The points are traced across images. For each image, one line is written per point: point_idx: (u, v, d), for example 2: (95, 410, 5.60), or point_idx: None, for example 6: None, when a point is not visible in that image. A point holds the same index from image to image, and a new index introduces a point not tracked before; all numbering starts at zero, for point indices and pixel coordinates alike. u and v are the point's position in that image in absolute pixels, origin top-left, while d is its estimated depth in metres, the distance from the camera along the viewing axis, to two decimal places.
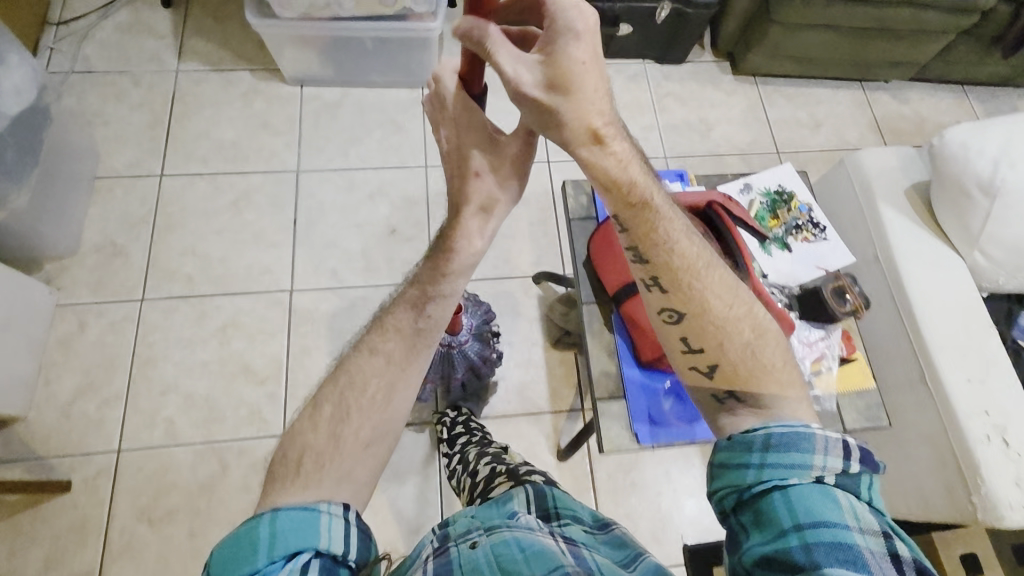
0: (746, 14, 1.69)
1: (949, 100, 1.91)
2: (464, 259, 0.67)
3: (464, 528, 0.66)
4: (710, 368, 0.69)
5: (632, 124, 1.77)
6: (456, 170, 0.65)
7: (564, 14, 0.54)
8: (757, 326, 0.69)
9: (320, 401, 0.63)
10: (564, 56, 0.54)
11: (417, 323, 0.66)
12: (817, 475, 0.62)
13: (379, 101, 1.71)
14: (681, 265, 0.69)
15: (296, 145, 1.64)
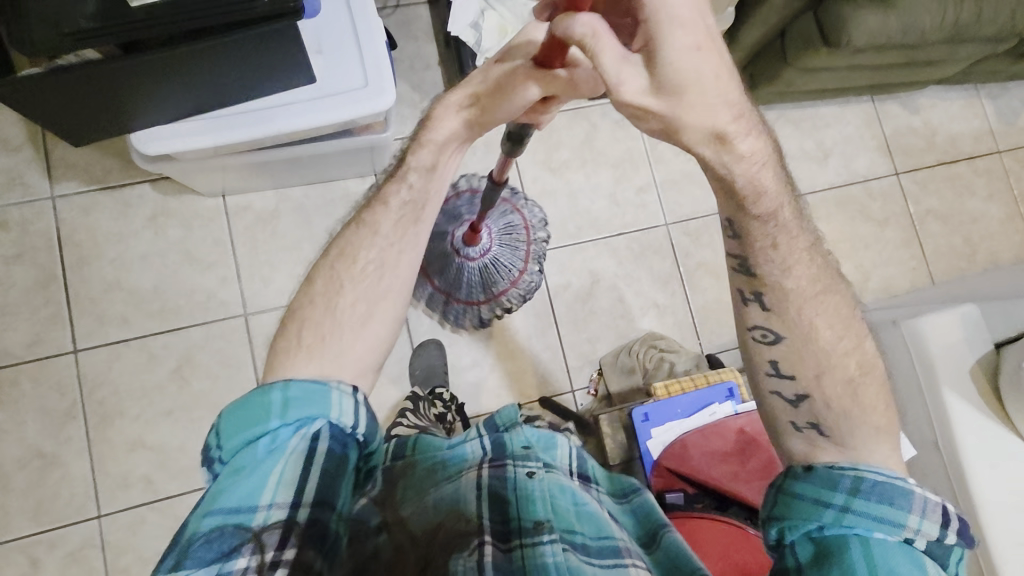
0: (757, 46, 1.37)
1: (961, 102, 1.72)
2: (455, 168, 0.77)
3: (524, 449, 0.73)
4: (799, 398, 0.68)
5: (626, 186, 1.52)
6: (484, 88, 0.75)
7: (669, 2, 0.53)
8: (860, 399, 0.66)
9: (314, 276, 0.73)
10: (670, 50, 0.53)
11: (411, 196, 0.75)
12: (908, 536, 0.59)
13: (325, 202, 1.39)
14: (797, 301, 0.66)
15: (232, 280, 1.33)
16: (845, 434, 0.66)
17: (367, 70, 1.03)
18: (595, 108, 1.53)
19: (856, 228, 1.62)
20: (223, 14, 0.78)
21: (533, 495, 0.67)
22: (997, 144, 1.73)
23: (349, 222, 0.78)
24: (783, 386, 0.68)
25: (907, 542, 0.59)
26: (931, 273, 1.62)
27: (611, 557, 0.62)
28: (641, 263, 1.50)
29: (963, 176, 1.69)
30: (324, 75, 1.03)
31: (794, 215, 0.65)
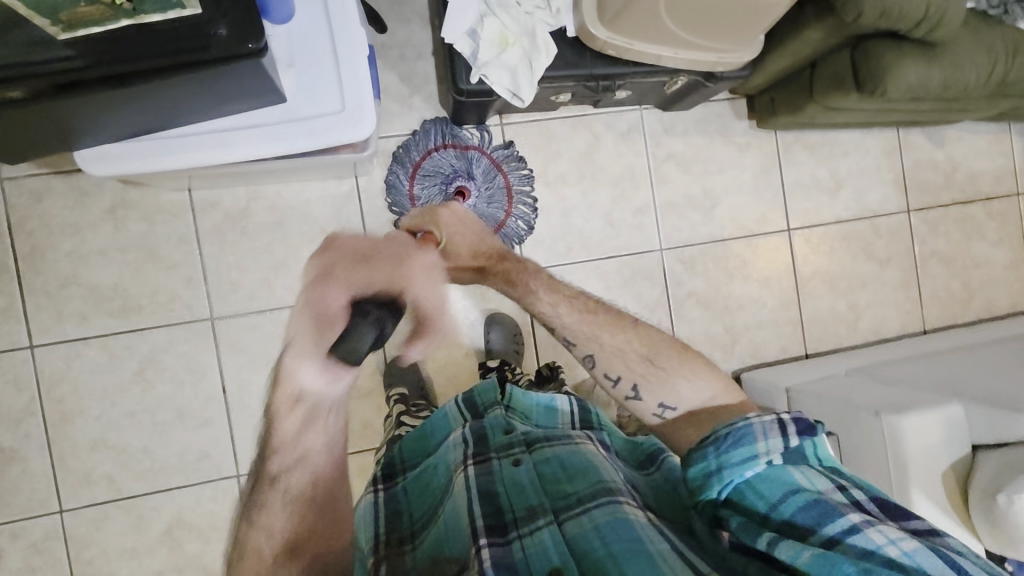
0: (784, 72, 1.25)
1: (987, 137, 1.62)
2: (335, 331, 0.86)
3: (503, 442, 0.84)
4: (625, 386, 0.89)
5: (624, 206, 1.44)
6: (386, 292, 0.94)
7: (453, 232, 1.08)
8: (649, 356, 0.89)
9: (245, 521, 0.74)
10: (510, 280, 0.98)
11: (298, 424, 0.79)
12: (766, 457, 0.69)
13: (301, 202, 1.30)
14: (568, 321, 0.93)
15: (199, 280, 1.27)
16: (680, 397, 0.86)
17: (346, 93, 0.92)
18: (600, 118, 1.42)
19: (858, 267, 1.55)
20: (169, 56, 0.70)
21: (522, 481, 0.76)
22: (1016, 186, 1.65)
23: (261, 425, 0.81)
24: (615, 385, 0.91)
25: (771, 464, 0.69)
26: (925, 318, 1.58)
27: (605, 497, 0.70)
28: (629, 289, 1.45)
29: (975, 218, 1.62)
30: (297, 94, 0.92)
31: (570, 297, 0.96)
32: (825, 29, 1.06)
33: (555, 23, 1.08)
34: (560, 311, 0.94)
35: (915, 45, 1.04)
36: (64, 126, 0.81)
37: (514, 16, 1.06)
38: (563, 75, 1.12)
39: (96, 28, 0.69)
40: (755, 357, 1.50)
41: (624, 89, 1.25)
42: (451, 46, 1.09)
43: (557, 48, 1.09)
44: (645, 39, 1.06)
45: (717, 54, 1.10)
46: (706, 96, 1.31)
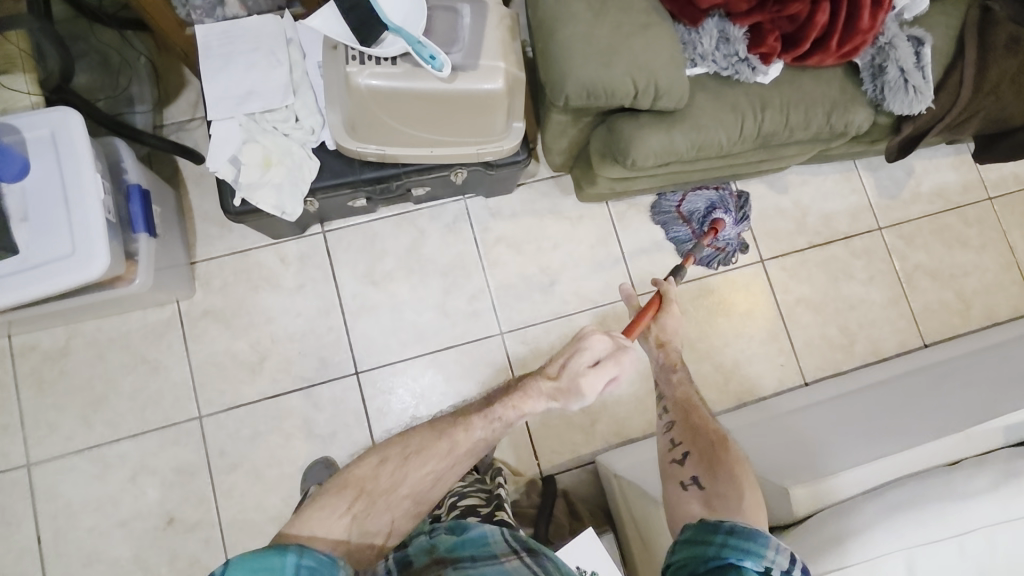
0: (569, 150, 1.26)
1: (834, 177, 1.61)
2: (519, 412, 0.84)
3: (423, 563, 0.73)
4: (679, 449, 0.88)
5: (457, 294, 1.44)
6: (568, 351, 0.85)
7: (591, 345, 0.83)
8: (720, 442, 0.88)
9: (386, 456, 0.81)
10: (572, 364, 0.83)
11: (497, 419, 0.83)
12: (767, 567, 0.69)
13: (122, 334, 1.32)
14: (677, 398, 0.94)
15: (16, 426, 1.26)
16: (711, 475, 0.83)
17: (77, 238, 0.95)
18: (423, 213, 1.46)
19: (717, 325, 1.50)
20: None
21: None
22: (877, 221, 1.61)
23: (440, 419, 0.86)
24: (675, 448, 0.89)
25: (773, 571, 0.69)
26: (801, 369, 1.50)
27: None
28: (473, 378, 1.41)
29: (838, 258, 1.57)
30: (29, 245, 0.94)
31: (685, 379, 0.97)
32: (565, 111, 1.08)
33: (314, 139, 1.13)
34: (677, 394, 0.95)
35: (652, 115, 1.05)
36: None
37: (272, 139, 1.13)
38: (334, 185, 1.15)
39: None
40: (619, 434, 1.41)
41: (420, 187, 1.30)
42: (217, 174, 1.12)
43: (319, 162, 1.14)
44: (390, 143, 1.08)
45: (475, 146, 1.12)
46: (504, 183, 1.33)
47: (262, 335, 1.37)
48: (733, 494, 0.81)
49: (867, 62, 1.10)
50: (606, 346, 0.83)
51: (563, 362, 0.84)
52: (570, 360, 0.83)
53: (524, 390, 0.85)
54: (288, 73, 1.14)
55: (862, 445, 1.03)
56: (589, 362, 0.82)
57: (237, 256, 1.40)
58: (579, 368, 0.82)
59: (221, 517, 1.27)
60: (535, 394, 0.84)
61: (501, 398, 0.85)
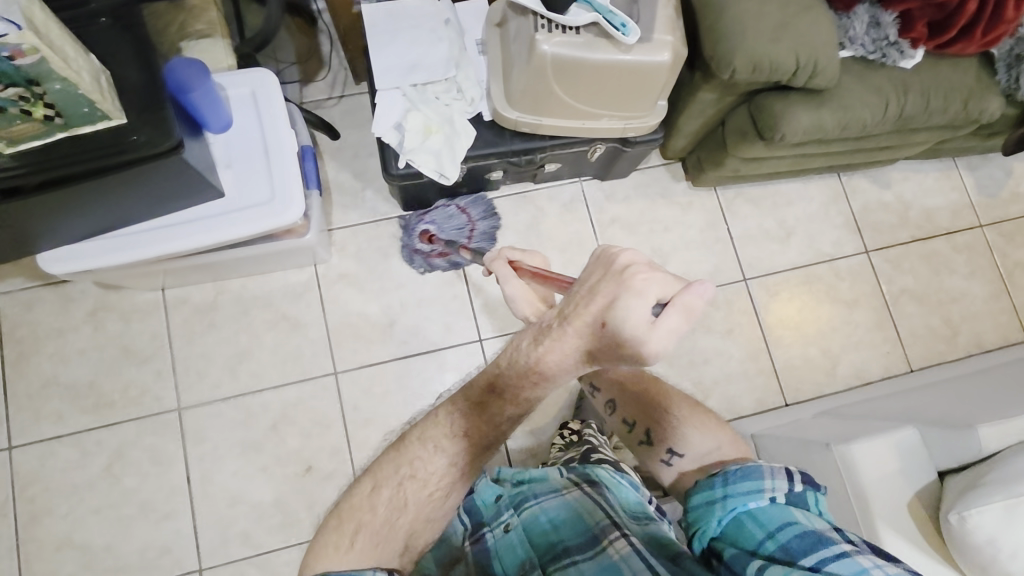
0: (699, 132, 1.33)
1: (935, 175, 1.65)
2: (528, 396, 0.68)
3: (495, 511, 0.90)
4: (638, 429, 0.91)
5: (573, 270, 1.50)
6: (568, 312, 0.59)
7: (629, 290, 0.55)
8: (649, 394, 0.92)
9: (379, 483, 0.76)
10: (614, 320, 0.56)
11: (487, 394, 0.70)
12: (771, 493, 0.71)
13: (264, 292, 1.40)
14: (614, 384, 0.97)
15: (168, 373, 1.34)
16: (685, 440, 0.85)
17: (276, 184, 1.03)
18: (542, 192, 1.53)
19: (823, 311, 1.53)
20: (101, 158, 0.87)
21: (515, 542, 0.83)
22: (978, 218, 1.64)
23: (432, 407, 0.78)
24: (632, 429, 0.92)
25: (775, 501, 0.71)
26: (908, 358, 1.52)
27: (591, 548, 0.75)
28: None
29: (941, 253, 1.60)
30: (233, 189, 1.03)
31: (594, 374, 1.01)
32: (716, 89, 1.15)
33: (472, 110, 1.21)
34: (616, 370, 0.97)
35: (803, 94, 1.11)
36: (20, 232, 0.94)
37: (433, 108, 1.20)
38: (485, 154, 1.23)
39: (35, 142, 0.84)
40: (730, 412, 1.44)
41: (552, 163, 1.37)
42: (381, 139, 1.20)
43: (475, 131, 1.21)
44: (550, 114, 1.16)
45: (622, 122, 1.20)
46: (630, 163, 1.40)
47: (392, 299, 1.43)
48: (712, 449, 0.83)
49: (1004, 52, 1.17)
50: (642, 285, 0.56)
51: (598, 305, 0.57)
52: (600, 308, 0.57)
53: (530, 356, 0.62)
54: (449, 49, 1.22)
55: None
56: (602, 331, 0.57)
57: (370, 224, 1.47)
58: (603, 339, 0.57)
59: (353, 468, 1.33)
60: (543, 374, 0.64)
61: (515, 380, 0.66)
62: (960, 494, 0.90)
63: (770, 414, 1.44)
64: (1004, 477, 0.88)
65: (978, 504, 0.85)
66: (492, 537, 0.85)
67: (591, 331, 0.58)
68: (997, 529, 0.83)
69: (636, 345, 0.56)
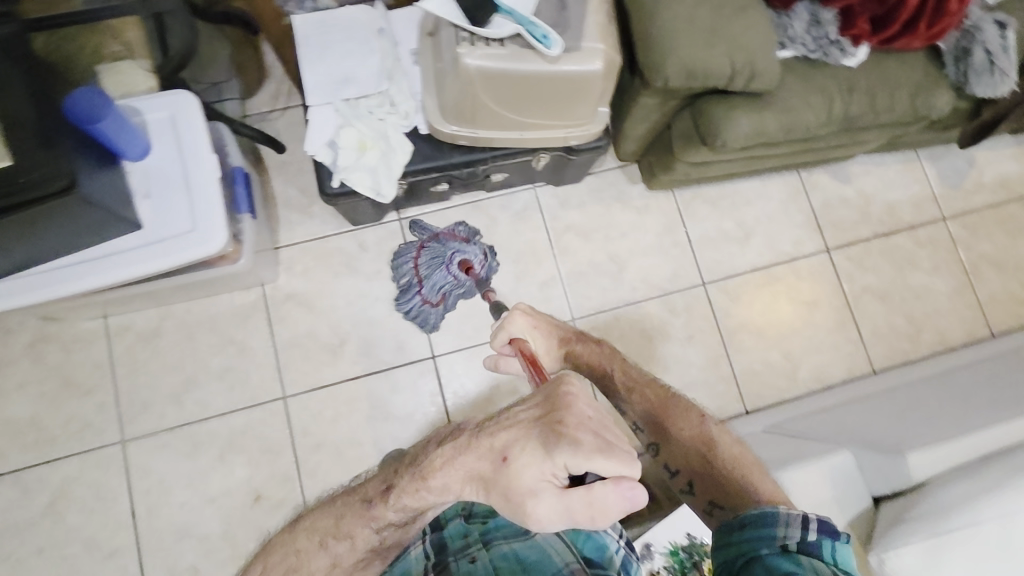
0: (646, 137, 1.30)
1: (897, 168, 1.62)
2: (431, 494, 0.65)
3: (460, 545, 0.84)
4: (681, 478, 0.83)
5: (528, 281, 1.46)
6: (540, 420, 0.60)
7: (573, 416, 0.59)
8: (710, 447, 0.81)
9: (268, 570, 0.72)
10: (559, 453, 0.57)
11: (387, 486, 0.70)
12: (784, 542, 0.66)
13: (209, 316, 1.36)
14: (649, 406, 0.83)
15: (111, 405, 1.30)
16: (725, 493, 0.78)
17: (197, 215, 1.00)
18: (494, 201, 1.49)
19: (784, 313, 1.50)
20: None
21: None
22: (941, 211, 1.62)
23: (342, 491, 0.76)
24: (675, 476, 0.83)
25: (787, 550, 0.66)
26: (870, 357, 1.50)
27: None
28: None
29: (903, 248, 1.58)
30: (152, 220, 0.99)
31: (617, 359, 0.87)
32: (656, 95, 1.11)
33: (408, 124, 1.16)
34: (637, 399, 0.84)
35: (744, 97, 1.08)
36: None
37: (367, 123, 1.16)
38: (424, 169, 1.19)
39: None
40: None
41: (498, 173, 1.33)
42: (314, 157, 1.16)
43: (412, 145, 1.17)
44: (485, 126, 1.12)
45: (563, 129, 1.15)
46: (579, 170, 1.36)
47: (341, 319, 1.40)
48: (752, 506, 0.75)
49: (951, 45, 1.13)
50: (587, 425, 0.58)
51: (558, 421, 0.59)
52: (547, 440, 0.58)
53: (453, 448, 0.63)
54: (382, 61, 1.18)
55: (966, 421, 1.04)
56: (548, 464, 0.57)
57: (316, 242, 1.43)
58: (549, 464, 0.57)
59: (306, 495, 1.30)
60: (462, 464, 0.62)
61: (413, 467, 0.68)
62: (886, 530, 0.92)
63: (731, 420, 1.42)
64: (921, 514, 0.91)
65: (897, 546, 0.88)
66: (457, 570, 0.80)
67: (514, 447, 0.59)
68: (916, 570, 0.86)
69: (574, 498, 0.56)
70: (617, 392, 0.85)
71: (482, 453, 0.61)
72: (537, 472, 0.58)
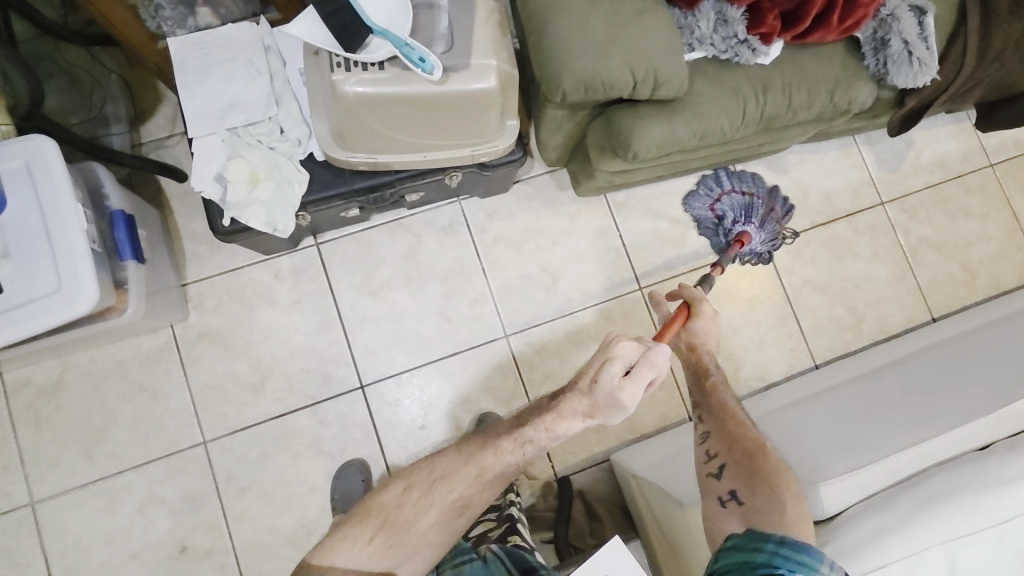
0: (566, 146, 1.23)
1: (834, 154, 1.58)
2: (549, 436, 0.83)
3: None
4: (715, 462, 0.87)
5: (458, 299, 1.40)
6: (598, 356, 0.82)
7: (622, 349, 0.80)
8: (754, 452, 0.85)
9: (411, 482, 0.85)
10: (611, 364, 0.79)
11: (515, 426, 0.85)
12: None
13: (116, 363, 1.28)
14: (717, 411, 0.92)
15: (16, 465, 1.23)
16: (751, 497, 0.81)
17: (63, 271, 0.91)
18: (417, 218, 1.42)
19: (724, 313, 1.47)
20: None
21: None
22: (879, 196, 1.58)
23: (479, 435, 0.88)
24: (710, 460, 0.87)
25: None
26: (811, 352, 1.48)
27: None
28: (480, 384, 1.38)
29: (843, 237, 1.55)
30: (13, 281, 0.90)
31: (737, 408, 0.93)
32: (562, 106, 1.04)
33: (301, 151, 1.08)
34: (712, 402, 0.93)
35: (652, 104, 1.01)
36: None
37: (257, 153, 1.08)
38: (324, 198, 1.11)
39: None
40: (632, 431, 1.39)
41: (414, 194, 1.25)
42: (202, 194, 1.07)
43: (308, 174, 1.09)
44: (381, 152, 1.04)
45: (468, 148, 1.07)
46: (500, 184, 1.29)
47: (261, 355, 1.33)
48: (769, 503, 0.79)
49: (868, 35, 1.07)
50: (671, 353, 0.80)
51: (607, 353, 0.81)
52: (611, 352, 0.80)
53: (572, 395, 0.82)
54: (269, 83, 1.09)
55: (895, 428, 1.00)
56: (608, 370, 0.79)
57: (228, 275, 1.34)
58: (603, 381, 0.79)
59: (234, 542, 1.25)
60: (578, 407, 0.81)
61: (535, 413, 0.85)
62: None
63: (672, 429, 1.39)
64: (842, 549, 0.86)
65: None
66: None
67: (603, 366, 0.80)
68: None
69: (637, 381, 0.78)
70: (706, 390, 0.94)
71: (578, 377, 0.83)
72: (603, 377, 0.79)
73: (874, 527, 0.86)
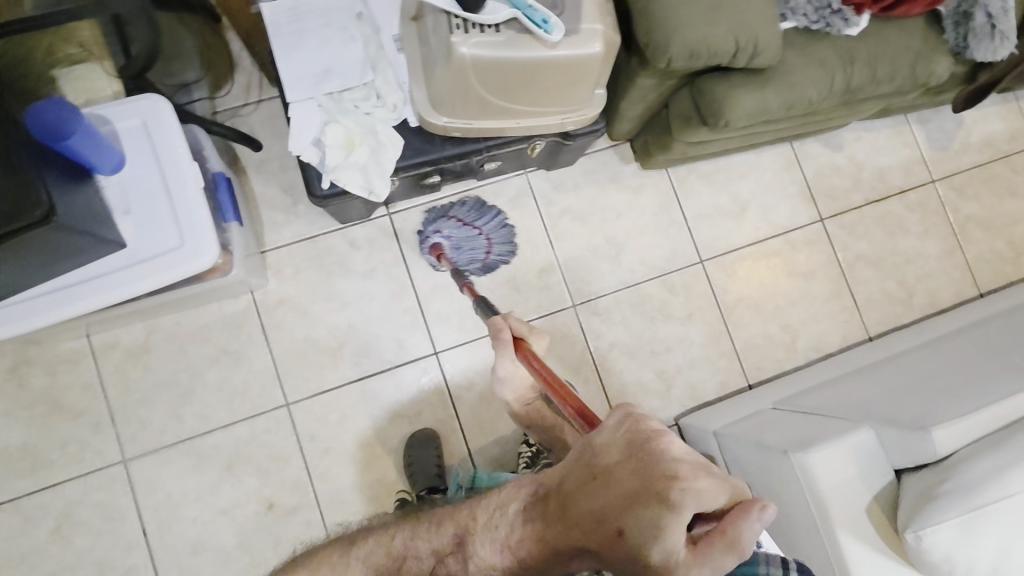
0: (644, 116, 1.26)
1: (887, 132, 1.62)
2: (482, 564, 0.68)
3: None
4: None
5: (527, 269, 1.44)
6: (630, 500, 0.55)
7: (684, 503, 0.52)
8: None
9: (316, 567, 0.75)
10: (669, 535, 0.52)
11: (477, 517, 0.70)
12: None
13: (199, 327, 1.31)
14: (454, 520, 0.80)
15: (106, 425, 1.26)
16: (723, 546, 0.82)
17: (182, 228, 0.94)
18: (486, 189, 1.45)
19: (782, 286, 1.51)
20: None
21: None
22: (930, 173, 1.63)
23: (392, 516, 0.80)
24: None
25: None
26: (865, 324, 1.53)
27: None
28: (549, 351, 1.42)
29: (895, 213, 1.59)
30: (135, 238, 0.93)
31: None
32: (654, 74, 1.07)
33: (396, 117, 1.11)
34: None
35: (744, 74, 1.05)
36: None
37: (353, 118, 1.11)
38: (417, 163, 1.14)
39: None
40: (695, 397, 1.44)
41: (493, 162, 1.28)
42: (300, 157, 1.10)
43: (402, 140, 1.13)
44: (479, 117, 1.07)
45: (558, 116, 1.11)
46: (575, 154, 1.32)
47: (339, 321, 1.36)
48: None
49: (952, 9, 1.10)
50: (759, 509, 0.54)
51: (648, 490, 0.54)
52: (656, 510, 0.53)
53: (526, 513, 0.65)
54: (364, 49, 1.12)
55: (983, 384, 1.03)
56: (666, 549, 0.52)
57: (305, 243, 1.38)
58: (658, 555, 0.53)
59: (318, 500, 1.29)
60: (523, 524, 0.65)
61: (488, 514, 0.69)
62: (917, 505, 0.90)
63: (733, 396, 1.44)
64: (955, 488, 0.88)
65: (934, 522, 0.85)
66: None
67: (631, 517, 0.54)
68: (950, 548, 0.85)
69: (704, 557, 0.53)
70: None
71: (592, 531, 0.57)
72: (658, 545, 0.52)
73: (987, 468, 0.87)
